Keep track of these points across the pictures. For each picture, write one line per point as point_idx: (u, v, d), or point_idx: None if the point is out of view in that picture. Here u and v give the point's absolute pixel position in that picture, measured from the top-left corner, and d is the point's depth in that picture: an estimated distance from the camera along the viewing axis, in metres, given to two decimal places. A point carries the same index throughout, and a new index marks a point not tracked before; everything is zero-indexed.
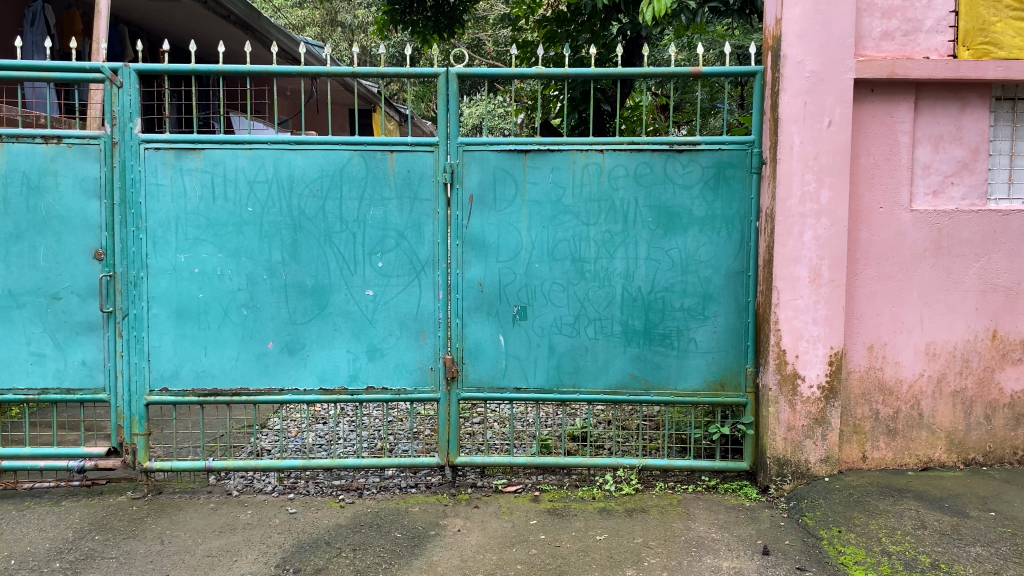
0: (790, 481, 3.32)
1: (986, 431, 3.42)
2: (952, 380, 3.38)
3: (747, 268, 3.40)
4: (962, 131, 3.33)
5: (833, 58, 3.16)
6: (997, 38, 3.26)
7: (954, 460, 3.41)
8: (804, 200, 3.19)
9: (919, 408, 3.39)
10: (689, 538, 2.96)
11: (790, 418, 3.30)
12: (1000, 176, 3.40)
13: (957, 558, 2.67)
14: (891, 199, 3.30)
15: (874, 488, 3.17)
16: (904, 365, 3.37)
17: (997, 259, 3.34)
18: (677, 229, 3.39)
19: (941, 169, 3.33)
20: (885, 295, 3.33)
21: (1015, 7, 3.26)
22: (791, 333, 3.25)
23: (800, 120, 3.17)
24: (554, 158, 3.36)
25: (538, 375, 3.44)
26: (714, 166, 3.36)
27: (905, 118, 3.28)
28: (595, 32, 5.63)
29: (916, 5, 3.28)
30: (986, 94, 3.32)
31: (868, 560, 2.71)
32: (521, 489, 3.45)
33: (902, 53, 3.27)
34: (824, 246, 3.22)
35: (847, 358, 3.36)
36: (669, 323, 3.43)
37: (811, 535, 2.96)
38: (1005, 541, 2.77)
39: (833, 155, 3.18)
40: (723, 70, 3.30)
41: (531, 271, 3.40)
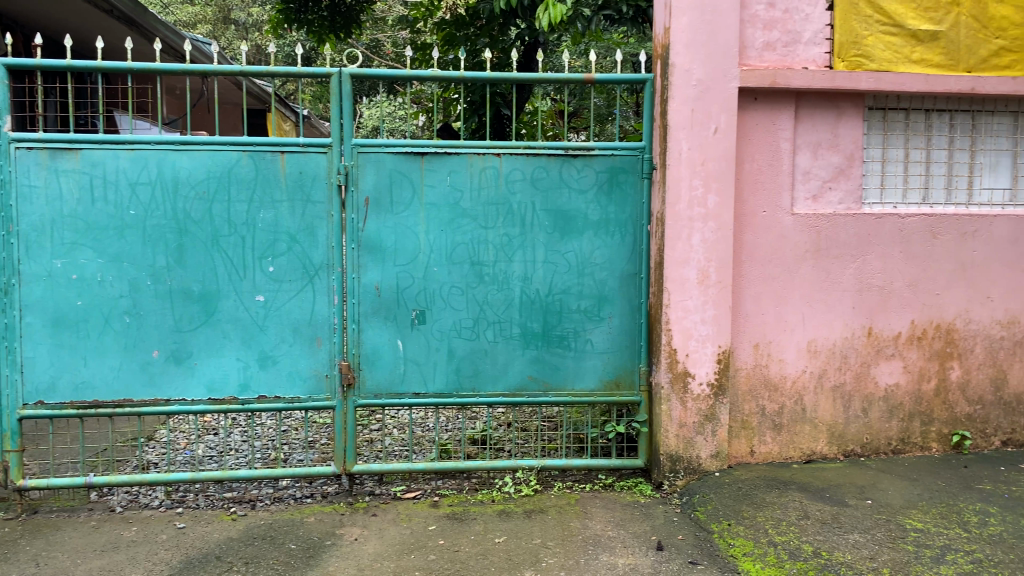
0: (682, 477, 3.41)
1: (863, 423, 3.61)
2: (831, 376, 3.56)
3: (639, 271, 3.49)
4: (837, 138, 3.51)
5: (718, 67, 3.27)
6: (868, 50, 3.44)
7: (835, 453, 3.59)
8: (692, 204, 3.29)
9: (802, 403, 3.55)
10: (586, 536, 3.00)
11: (681, 415, 3.39)
12: (873, 182, 3.59)
13: (837, 546, 2.78)
14: (773, 203, 3.44)
15: (761, 483, 3.30)
16: (787, 362, 3.52)
17: (870, 261, 3.53)
18: (573, 233, 3.44)
19: (819, 174, 3.50)
20: (769, 295, 3.47)
21: (884, 23, 3.45)
22: (681, 333, 3.35)
23: (687, 127, 3.27)
24: (451, 161, 3.34)
25: (436, 380, 3.42)
26: (607, 170, 3.42)
27: (786, 126, 3.43)
28: (494, 36, 5.63)
29: (794, 18, 3.42)
30: (858, 105, 3.51)
31: (755, 551, 2.80)
32: (420, 495, 3.42)
33: (782, 64, 3.41)
34: (712, 249, 3.32)
35: (734, 357, 3.48)
36: (566, 325, 3.47)
37: (702, 529, 3.03)
38: (881, 527, 2.90)
39: (719, 162, 3.29)
40: (614, 76, 3.36)
41: (429, 274, 3.38)
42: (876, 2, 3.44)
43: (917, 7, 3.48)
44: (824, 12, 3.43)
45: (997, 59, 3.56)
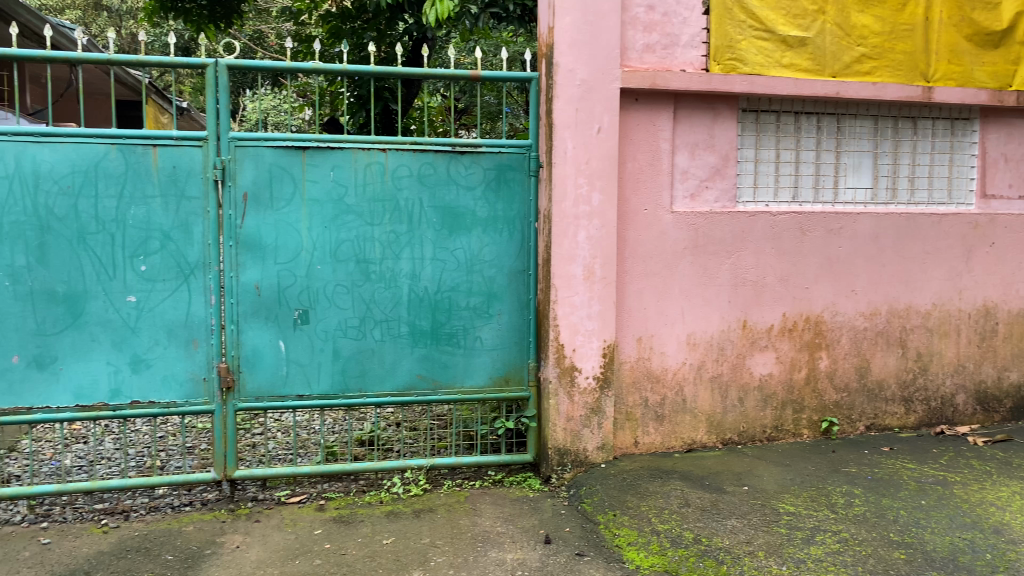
0: (569, 470, 3.46)
1: (740, 412, 3.77)
2: (710, 368, 3.69)
3: (528, 267, 3.51)
4: (714, 139, 3.64)
5: (601, 67, 3.33)
6: (742, 55, 3.58)
7: (714, 441, 3.73)
8: (577, 202, 3.34)
9: (682, 394, 3.67)
10: (475, 533, 3.00)
11: (569, 410, 3.44)
12: (746, 181, 3.75)
13: (716, 532, 2.87)
14: (654, 201, 3.53)
15: (645, 473, 3.39)
16: (669, 355, 3.63)
17: (745, 257, 3.69)
18: (461, 230, 3.43)
19: (697, 173, 3.62)
20: (651, 291, 3.57)
21: (757, 28, 3.59)
22: (568, 328, 3.39)
23: (572, 126, 3.31)
24: (334, 156, 3.27)
25: (321, 381, 3.35)
26: (495, 168, 3.43)
27: (666, 126, 3.53)
28: (381, 31, 5.56)
29: (673, 22, 3.52)
30: (733, 107, 3.65)
31: (639, 540, 2.87)
32: (305, 499, 3.34)
33: (662, 66, 3.51)
34: (596, 246, 3.39)
35: (619, 351, 3.56)
36: (455, 322, 3.46)
37: (589, 521, 3.08)
38: (756, 511, 3.02)
39: (603, 160, 3.36)
40: (499, 74, 3.37)
41: (312, 273, 3.31)
42: (749, 7, 3.58)
43: (786, 14, 3.64)
44: (700, 16, 3.55)
45: (859, 65, 3.76)
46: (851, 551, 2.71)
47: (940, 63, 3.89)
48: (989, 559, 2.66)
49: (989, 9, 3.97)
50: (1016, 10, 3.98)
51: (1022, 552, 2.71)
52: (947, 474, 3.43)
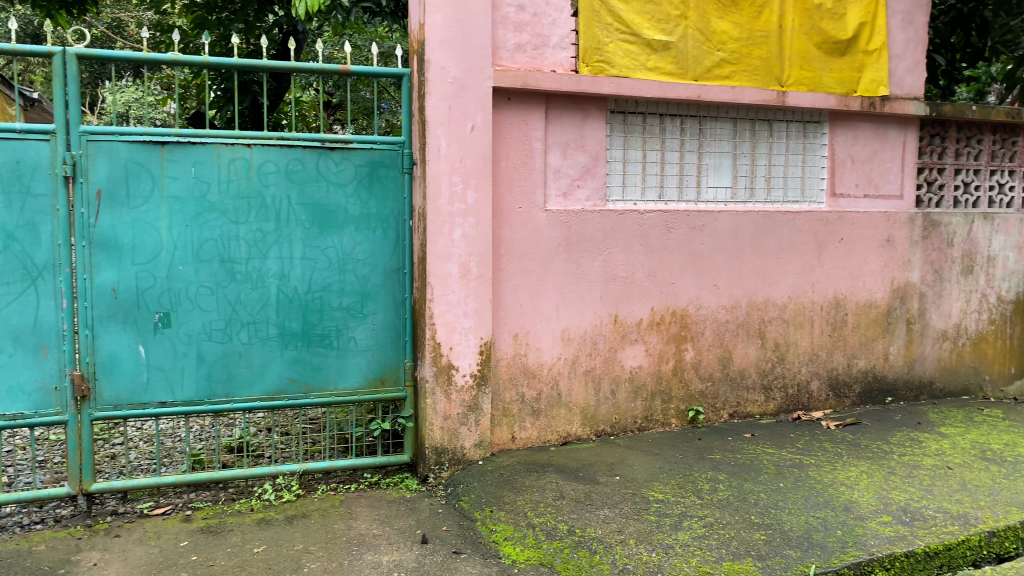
0: (447, 468, 3.45)
1: (612, 404, 3.87)
2: (583, 362, 3.78)
3: (402, 266, 3.48)
4: (584, 139, 3.72)
5: (473, 66, 3.34)
6: (609, 57, 3.67)
7: (588, 433, 3.82)
8: (452, 200, 3.33)
9: (557, 388, 3.73)
10: (350, 537, 2.95)
11: (446, 408, 3.43)
12: (616, 180, 3.85)
13: (589, 522, 2.93)
14: (527, 199, 3.57)
15: (521, 468, 3.43)
16: (544, 351, 3.68)
17: (615, 254, 3.79)
18: (332, 228, 3.37)
19: (569, 172, 3.69)
20: (526, 288, 3.61)
21: (624, 31, 3.69)
22: (445, 327, 3.38)
23: (445, 123, 3.30)
24: (195, 151, 3.14)
25: (185, 388, 3.21)
26: (367, 164, 3.38)
27: (538, 126, 3.58)
28: (250, 22, 5.29)
29: (542, 23, 3.57)
30: (601, 108, 3.74)
31: (515, 534, 2.89)
32: (170, 511, 3.19)
33: (532, 65, 3.55)
34: (471, 244, 3.39)
35: (496, 348, 3.58)
36: (327, 323, 3.40)
37: (466, 518, 3.08)
38: (627, 501, 3.11)
39: (476, 158, 3.37)
40: (370, 70, 3.32)
41: (174, 274, 3.16)
42: (615, 11, 3.67)
43: (651, 18, 3.75)
44: (569, 18, 3.62)
45: (719, 69, 3.94)
46: (716, 534, 2.83)
47: (793, 69, 4.11)
48: (839, 535, 2.84)
49: (835, 19, 4.23)
50: (858, 20, 4.27)
51: (868, 527, 2.90)
52: (802, 457, 3.64)
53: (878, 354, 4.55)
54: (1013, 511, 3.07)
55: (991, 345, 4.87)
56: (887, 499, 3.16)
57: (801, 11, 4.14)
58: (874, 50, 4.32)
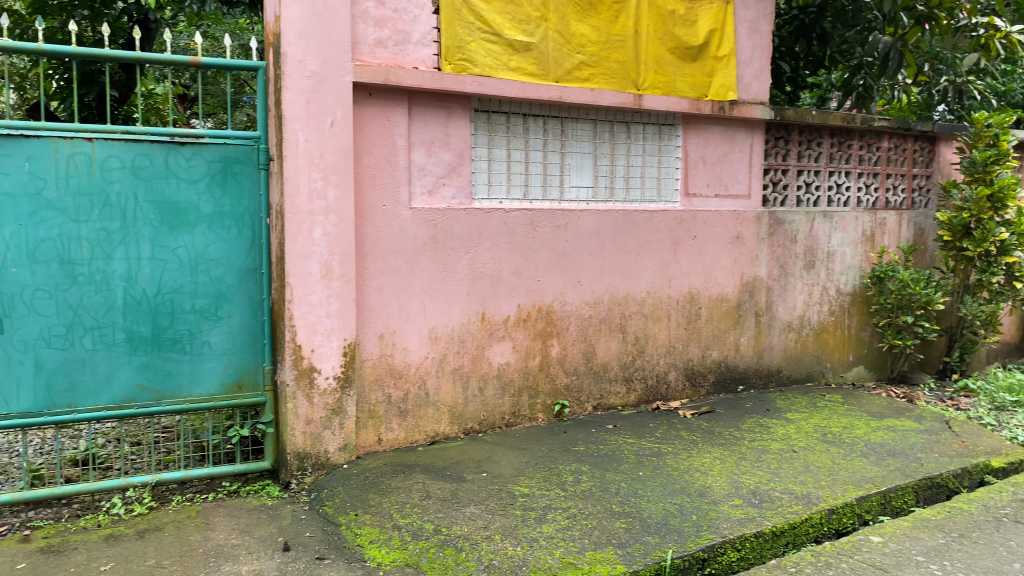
0: (310, 474, 3.36)
1: (480, 401, 3.89)
2: (450, 360, 3.78)
3: (260, 266, 3.37)
4: (449, 137, 3.72)
5: (332, 62, 3.28)
6: (472, 55, 3.68)
7: (455, 431, 3.82)
8: (312, 197, 3.25)
9: (424, 388, 3.71)
10: (207, 549, 2.83)
11: (309, 412, 3.35)
12: (481, 178, 3.87)
13: (455, 520, 2.93)
14: (392, 197, 3.54)
15: (388, 469, 3.40)
16: (411, 350, 3.65)
17: (481, 252, 3.81)
18: (184, 227, 3.22)
19: (433, 171, 3.68)
20: (391, 287, 3.57)
21: (485, 30, 3.71)
22: (306, 328, 3.29)
23: (303, 119, 3.21)
24: (29, 145, 2.93)
25: (21, 399, 2.99)
26: (220, 160, 3.25)
27: (401, 123, 3.54)
28: (96, 9, 4.82)
29: (403, 19, 3.54)
30: (465, 106, 3.75)
31: (381, 536, 2.85)
32: (6, 532, 2.96)
33: (394, 62, 3.51)
34: (333, 242, 3.32)
35: (361, 348, 3.52)
36: (179, 327, 3.25)
37: (330, 523, 3.01)
38: (493, 497, 3.14)
39: (337, 155, 3.30)
40: (223, 62, 3.19)
41: (5, 276, 2.94)
42: (477, 10, 3.68)
43: (512, 19, 3.79)
44: (430, 15, 3.60)
45: (578, 71, 4.02)
46: (579, 525, 2.89)
47: (649, 73, 4.27)
48: (695, 519, 2.96)
49: (687, 25, 4.41)
50: (708, 28, 4.47)
51: (720, 510, 3.05)
52: (661, 446, 3.78)
53: (730, 345, 4.79)
54: (850, 488, 3.30)
55: (832, 334, 5.21)
56: (738, 483, 3.33)
57: (656, 16, 4.29)
58: (723, 57, 4.54)
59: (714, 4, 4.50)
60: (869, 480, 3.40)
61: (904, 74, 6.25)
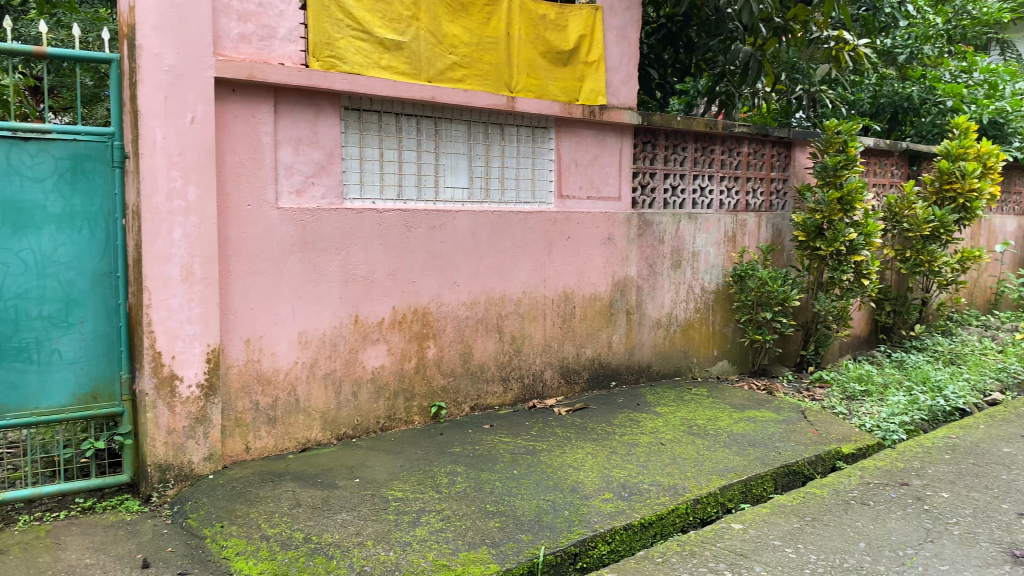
0: (172, 486, 3.21)
1: (354, 406, 3.83)
2: (322, 364, 3.70)
3: (115, 269, 3.19)
4: (318, 135, 3.64)
5: (192, 55, 3.14)
6: (341, 53, 3.61)
7: (328, 437, 3.74)
8: (170, 197, 3.11)
9: (295, 394, 3.62)
10: (56, 571, 2.65)
11: (170, 422, 3.20)
12: (352, 178, 3.80)
13: (326, 528, 2.87)
14: (257, 197, 3.43)
15: (256, 478, 3.29)
16: (279, 355, 3.55)
17: (353, 253, 3.74)
18: (28, 228, 3.01)
19: (301, 169, 3.59)
20: (258, 290, 3.46)
21: (355, 28, 3.65)
22: (165, 335, 3.15)
23: (160, 114, 3.07)
24: None
25: None
26: (69, 158, 3.06)
27: (266, 121, 3.44)
28: None
29: (269, 13, 3.44)
30: (334, 104, 3.68)
31: (248, 547, 2.74)
32: None
33: (259, 57, 3.41)
34: (194, 244, 3.19)
35: (225, 354, 3.39)
36: (25, 335, 3.04)
37: (194, 537, 2.88)
38: (366, 502, 3.09)
39: (198, 153, 3.17)
40: (70, 53, 3.02)
41: None
42: (346, 7, 3.61)
43: (382, 17, 3.75)
44: (297, 11, 3.52)
45: (451, 72, 4.02)
46: (453, 526, 2.89)
47: (521, 76, 4.31)
48: (567, 515, 3.01)
49: (558, 30, 4.48)
50: (578, 33, 4.56)
51: (591, 505, 3.11)
52: (535, 444, 3.83)
53: (603, 343, 4.91)
54: (714, 478, 3.44)
55: (698, 331, 5.42)
56: (608, 477, 3.41)
57: (527, 20, 4.34)
58: (593, 62, 4.65)
59: (585, 9, 4.59)
60: (732, 470, 3.56)
61: (763, 83, 6.58)
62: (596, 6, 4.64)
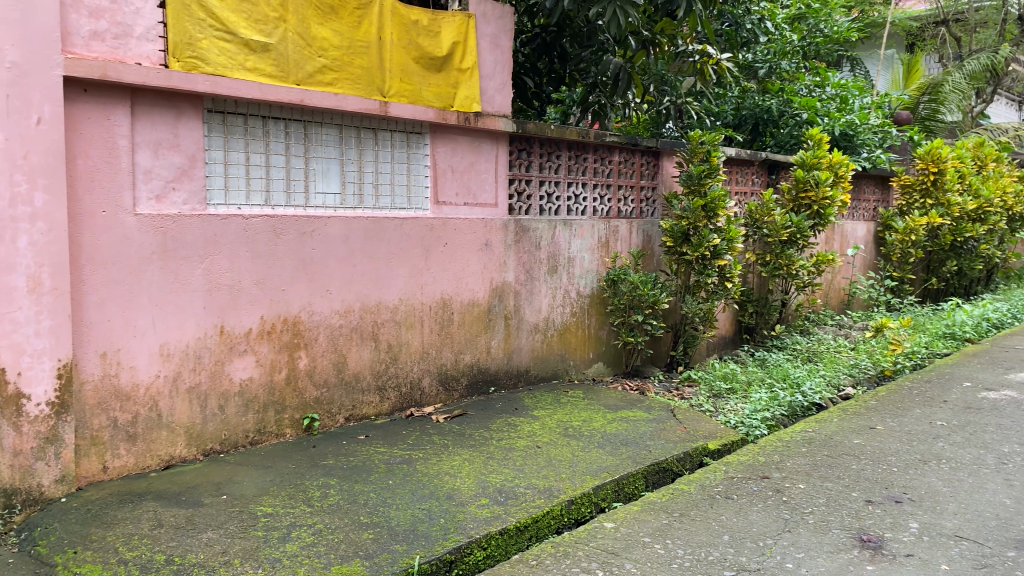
0: (20, 512, 2.99)
1: (221, 420, 3.69)
2: (186, 378, 3.55)
3: None
4: (178, 139, 3.49)
5: (37, 52, 2.96)
6: (203, 53, 3.48)
7: (194, 454, 3.59)
8: (14, 203, 2.91)
9: (157, 409, 3.45)
10: None
11: (16, 443, 2.99)
12: (217, 183, 3.67)
13: (189, 548, 2.75)
14: (112, 203, 3.26)
15: (113, 500, 3.12)
16: (139, 369, 3.38)
17: (218, 261, 3.61)
18: None
19: (161, 174, 3.43)
20: (114, 300, 3.28)
21: (218, 28, 3.53)
22: (10, 349, 2.94)
23: (2, 114, 2.87)
24: None
25: None
26: None
27: (121, 122, 3.28)
28: None
29: (124, 10, 3.28)
30: (196, 107, 3.54)
31: (103, 573, 2.58)
32: None
33: (113, 56, 3.24)
34: (42, 252, 3.00)
35: (79, 370, 3.20)
36: None
37: (43, 564, 2.67)
38: (233, 520, 2.98)
39: (45, 156, 2.98)
40: None
41: None
42: (208, 6, 3.49)
43: (247, 18, 3.64)
44: (155, 9, 3.36)
45: (321, 75, 3.95)
46: (324, 540, 2.83)
47: (394, 81, 4.28)
48: (442, 523, 3.00)
49: (431, 36, 4.49)
50: (451, 40, 4.58)
51: (468, 511, 3.11)
52: (411, 452, 3.80)
53: (481, 348, 4.92)
54: (588, 479, 3.51)
55: (574, 335, 5.52)
56: (485, 483, 3.43)
57: (399, 25, 4.32)
58: (467, 69, 4.67)
59: (456, 17, 4.62)
60: (605, 470, 3.64)
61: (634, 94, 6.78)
62: (468, 14, 4.68)
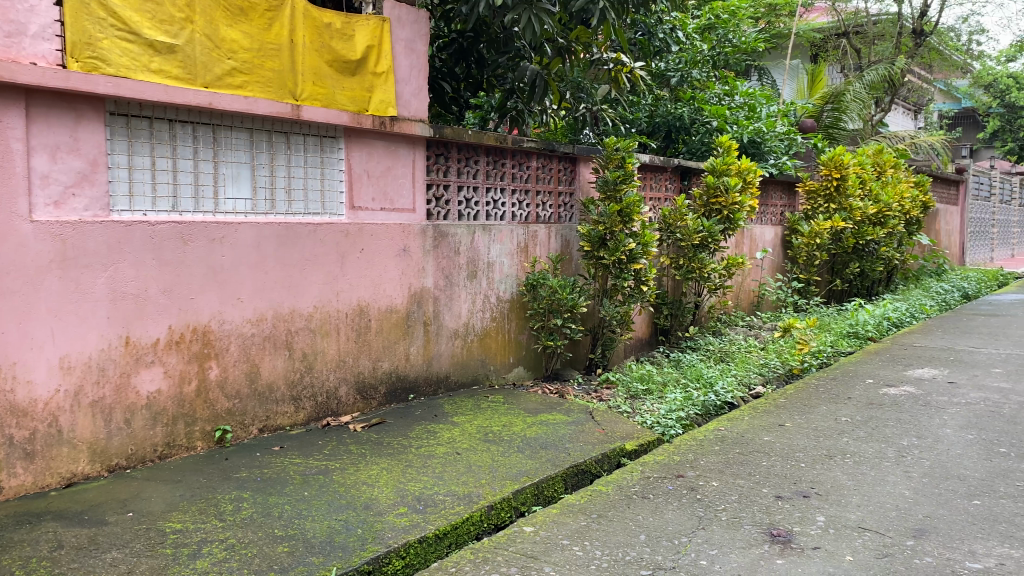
0: None
1: (127, 434, 3.55)
2: (88, 391, 3.40)
3: None
4: (78, 142, 3.35)
5: None
6: (104, 54, 3.36)
7: (97, 470, 3.45)
8: None
9: (57, 425, 3.30)
10: None
11: None
12: (120, 188, 3.54)
13: (92, 569, 2.63)
14: (6, 209, 3.10)
15: (9, 521, 2.96)
16: (37, 383, 3.23)
17: (122, 269, 3.48)
18: None
19: (59, 179, 3.28)
20: (9, 311, 3.12)
21: (120, 28, 3.41)
22: None
23: None
24: None
25: None
26: None
27: (15, 125, 3.13)
28: None
29: (17, 8, 3.13)
30: (97, 109, 3.41)
31: None
32: None
33: (6, 55, 3.09)
34: None
35: None
36: None
37: None
38: (139, 538, 2.87)
39: None
40: None
41: None
42: (108, 5, 3.37)
43: (151, 18, 3.53)
44: (51, 7, 3.23)
45: (230, 78, 3.86)
46: (237, 555, 2.75)
47: (307, 84, 4.22)
48: (359, 533, 2.96)
49: (344, 39, 4.44)
50: (365, 43, 4.54)
51: (386, 520, 3.08)
52: (328, 463, 3.73)
53: (400, 355, 4.88)
54: (507, 484, 3.52)
55: (494, 339, 5.53)
56: (403, 491, 3.39)
57: (311, 28, 4.26)
58: (381, 73, 4.64)
59: (370, 21, 4.58)
60: (524, 474, 3.65)
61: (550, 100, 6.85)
62: (382, 18, 4.65)
